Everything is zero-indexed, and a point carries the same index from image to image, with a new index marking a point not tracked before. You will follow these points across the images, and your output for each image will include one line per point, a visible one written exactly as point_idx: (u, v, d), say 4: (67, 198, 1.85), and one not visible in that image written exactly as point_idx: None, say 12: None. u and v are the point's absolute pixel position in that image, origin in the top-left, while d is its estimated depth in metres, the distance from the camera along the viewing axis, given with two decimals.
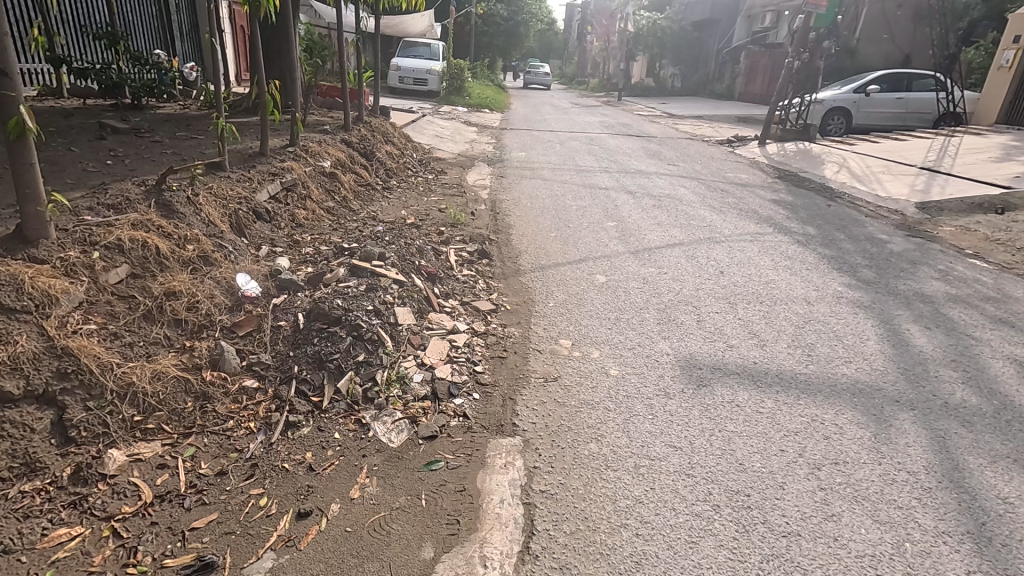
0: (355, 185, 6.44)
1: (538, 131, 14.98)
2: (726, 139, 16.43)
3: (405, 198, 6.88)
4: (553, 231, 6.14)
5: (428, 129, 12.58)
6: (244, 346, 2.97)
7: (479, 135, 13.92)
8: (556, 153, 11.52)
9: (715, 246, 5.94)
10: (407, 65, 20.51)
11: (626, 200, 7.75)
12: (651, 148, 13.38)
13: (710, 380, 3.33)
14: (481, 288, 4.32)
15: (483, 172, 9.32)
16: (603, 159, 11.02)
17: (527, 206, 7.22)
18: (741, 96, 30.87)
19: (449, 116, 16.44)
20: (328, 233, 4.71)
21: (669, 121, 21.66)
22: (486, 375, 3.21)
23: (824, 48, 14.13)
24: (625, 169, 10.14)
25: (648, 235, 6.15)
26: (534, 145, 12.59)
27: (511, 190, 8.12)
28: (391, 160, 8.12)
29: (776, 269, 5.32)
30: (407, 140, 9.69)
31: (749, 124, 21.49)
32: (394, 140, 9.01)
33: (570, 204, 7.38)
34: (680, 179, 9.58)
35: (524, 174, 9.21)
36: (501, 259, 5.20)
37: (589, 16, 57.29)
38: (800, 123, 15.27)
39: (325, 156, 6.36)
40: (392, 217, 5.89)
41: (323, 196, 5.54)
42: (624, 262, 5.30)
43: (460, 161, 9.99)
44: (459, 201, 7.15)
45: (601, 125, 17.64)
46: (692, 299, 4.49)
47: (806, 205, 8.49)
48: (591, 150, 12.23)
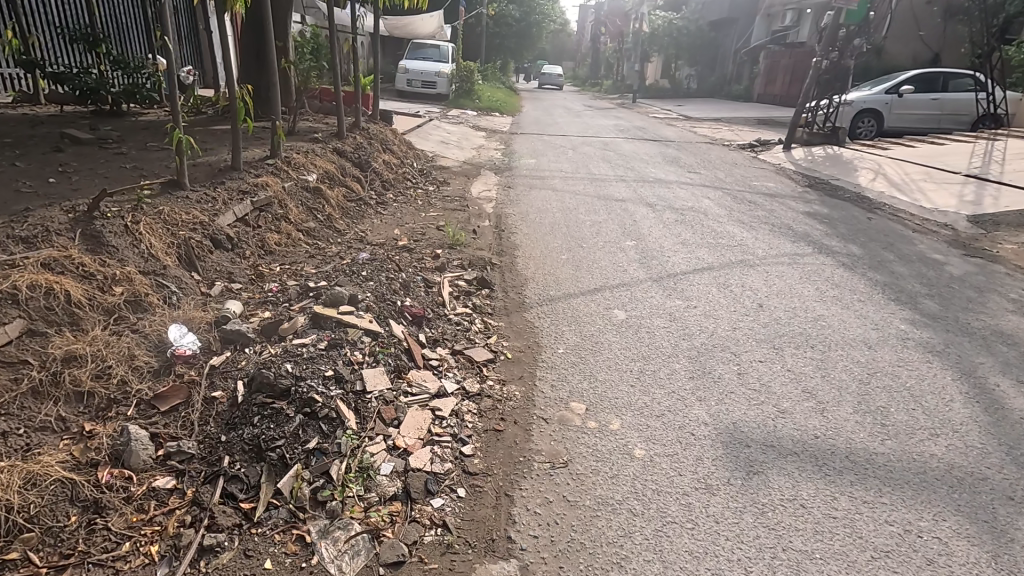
0: (344, 200, 5.80)
1: (550, 136, 14.30)
2: (748, 143, 15.61)
3: (400, 213, 6.23)
4: (564, 253, 5.44)
5: (433, 135, 11.93)
6: (164, 427, 2.31)
7: (487, 140, 13.27)
8: (568, 160, 10.81)
9: (748, 270, 5.20)
10: (415, 67, 19.95)
11: (644, 215, 7.04)
12: (668, 153, 12.64)
13: (761, 464, 2.61)
14: (476, 331, 3.64)
15: (489, 182, 8.65)
16: (618, 166, 10.31)
17: (536, 222, 6.53)
18: (761, 98, 29.97)
19: (457, 120, 15.81)
20: (302, 263, 4.06)
21: (686, 124, 20.87)
22: (476, 459, 2.53)
23: (855, 47, 13.24)
24: (642, 177, 9.42)
25: (673, 257, 5.43)
26: (545, 151, 11.90)
27: (519, 202, 7.44)
28: (388, 170, 7.47)
29: (823, 301, 4.57)
30: (409, 147, 9.05)
31: (770, 126, 20.59)
32: (393, 148, 8.37)
33: (582, 219, 6.68)
34: (703, 189, 8.83)
35: (533, 184, 8.52)
36: (503, 289, 4.51)
37: (603, 17, 56.46)
38: (828, 126, 14.40)
39: (311, 169, 5.72)
40: (382, 238, 5.23)
41: (302, 215, 4.90)
42: (645, 292, 4.59)
43: (465, 169, 9.33)
44: (460, 217, 6.48)
45: (616, 129, 16.90)
46: (728, 343, 3.78)
47: (844, 219, 7.71)
48: (606, 156, 11.49)
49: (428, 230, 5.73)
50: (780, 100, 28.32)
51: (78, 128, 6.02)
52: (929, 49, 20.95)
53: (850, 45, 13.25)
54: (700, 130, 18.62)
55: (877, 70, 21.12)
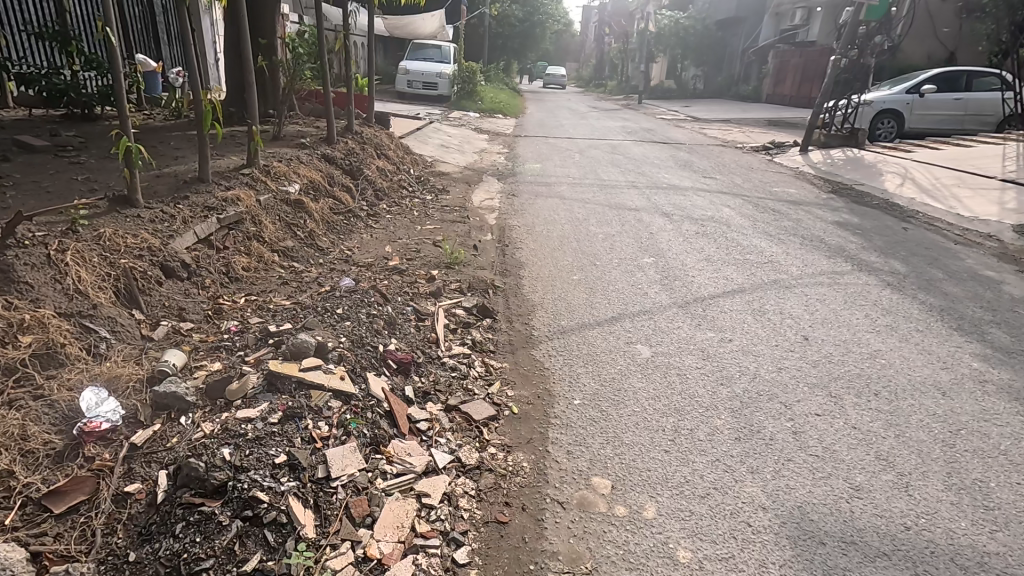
0: (329, 214, 5.21)
1: (555, 138, 13.73)
2: (762, 145, 14.99)
3: (392, 227, 5.65)
4: (575, 273, 4.85)
5: (432, 138, 11.35)
6: (53, 543, 1.72)
7: (490, 143, 12.72)
8: (575, 165, 10.23)
9: (785, 293, 4.60)
10: (416, 68, 19.42)
11: (660, 226, 6.44)
12: (680, 156, 12.05)
13: (843, 572, 2.01)
14: (475, 378, 3.04)
15: (492, 189, 8.06)
16: (628, 171, 9.71)
17: (544, 236, 5.94)
18: (770, 98, 29.39)
19: (459, 123, 15.25)
20: (272, 293, 3.48)
21: (695, 126, 20.27)
22: (474, 571, 1.92)
23: (876, 44, 12.60)
24: (655, 183, 8.83)
25: (697, 278, 4.84)
26: (551, 155, 11.31)
27: (524, 212, 6.86)
28: (382, 178, 6.89)
29: (877, 332, 3.97)
30: (406, 152, 8.46)
31: (782, 128, 19.97)
32: (389, 153, 7.80)
33: (593, 232, 6.09)
34: (722, 196, 8.23)
35: (539, 192, 7.93)
36: (506, 320, 3.92)
37: (607, 16, 55.86)
38: (846, 128, 13.77)
39: (293, 180, 5.15)
40: (371, 257, 4.64)
41: (279, 233, 4.32)
42: (671, 322, 3.99)
43: (466, 175, 8.75)
44: (459, 230, 5.89)
45: (624, 131, 16.33)
46: (774, 389, 3.18)
47: (877, 229, 7.10)
48: (615, 160, 10.90)
49: (424, 247, 5.15)
50: (789, 100, 27.71)
51: (38, 134, 5.47)
52: (945, 47, 20.28)
53: (870, 43, 12.60)
54: (709, 132, 18.03)
55: (891, 69, 20.46)
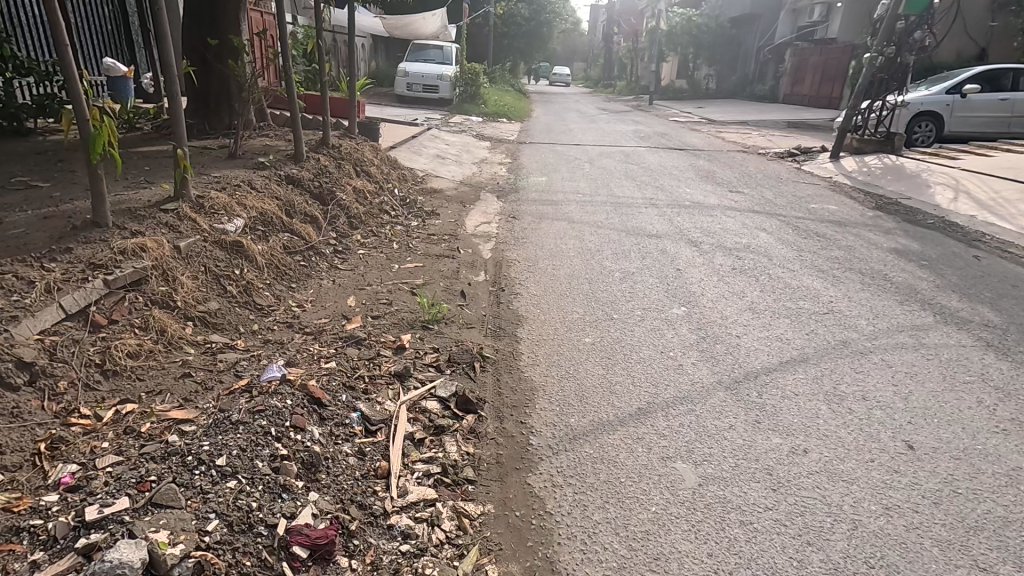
0: (282, 256, 4.21)
1: (563, 145, 12.72)
2: (787, 151, 13.87)
3: (365, 267, 4.65)
4: (588, 335, 3.81)
5: (428, 148, 10.33)
6: None
7: (492, 151, 11.70)
8: (586, 177, 9.18)
9: (861, 364, 3.53)
10: (416, 70, 18.48)
11: (688, 259, 5.38)
12: (699, 165, 11.00)
13: None
14: (440, 548, 2.02)
15: (490, 210, 7.02)
16: (645, 186, 8.66)
17: (549, 275, 4.89)
18: (788, 98, 28.17)
19: (460, 129, 14.24)
20: (158, 397, 2.46)
21: (711, 129, 19.16)
22: None
23: (916, 41, 11.39)
24: (676, 200, 7.76)
25: (745, 342, 3.78)
26: (557, 166, 10.26)
27: (525, 240, 5.83)
28: (358, 202, 5.88)
29: (1003, 432, 2.89)
30: (392, 169, 7.45)
31: (805, 130, 18.81)
32: (371, 169, 6.80)
33: (609, 269, 5.03)
34: (755, 216, 7.17)
35: (543, 214, 6.88)
36: (496, 417, 2.88)
37: (617, 15, 54.69)
38: (881, 132, 12.60)
39: (236, 215, 4.16)
40: (325, 317, 3.63)
41: (201, 290, 3.32)
42: (719, 418, 2.93)
43: (462, 193, 7.73)
44: (447, 269, 4.86)
45: (636, 136, 15.32)
46: (888, 554, 2.13)
47: (945, 257, 6.00)
48: (628, 172, 9.83)
49: (398, 297, 4.13)
50: (809, 100, 26.43)
51: None
52: (977, 43, 18.91)
53: (909, 40, 11.41)
54: (727, 136, 16.89)
55: (921, 66, 19.15)
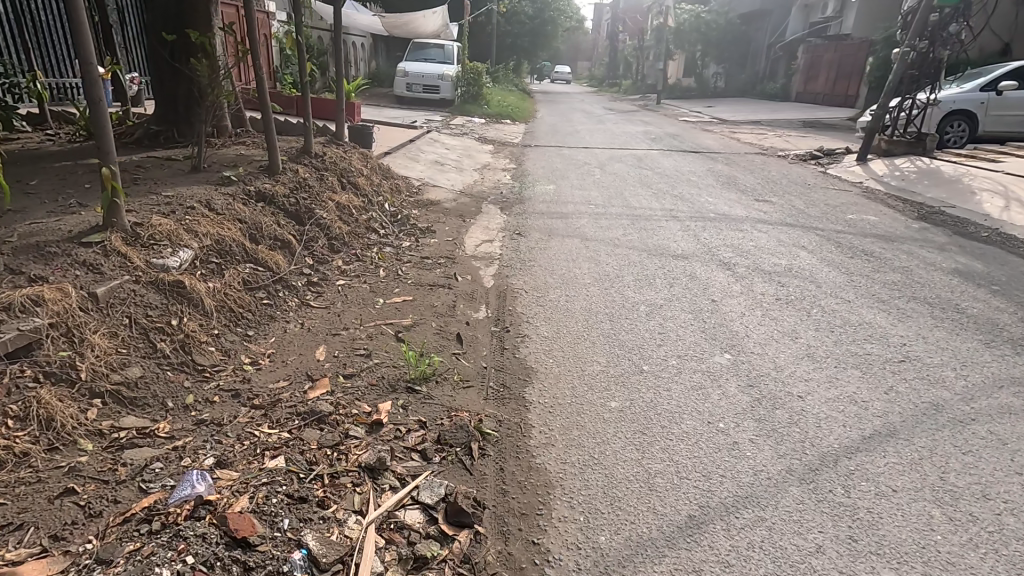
0: (240, 295, 3.47)
1: (570, 149, 11.97)
2: (809, 152, 13.07)
3: (344, 302, 3.91)
4: (615, 397, 3.05)
5: (426, 154, 9.60)
6: None
7: (495, 156, 10.96)
8: (597, 185, 8.41)
9: (964, 439, 2.76)
10: (415, 70, 17.78)
11: (722, 287, 4.63)
12: (717, 169, 10.25)
13: None
14: None
15: (492, 225, 6.27)
16: (663, 194, 7.90)
17: (563, 309, 4.14)
18: (802, 97, 27.31)
19: (461, 131, 13.50)
20: (15, 534, 1.74)
21: (724, 129, 18.36)
22: None
23: (951, 34, 10.58)
24: (699, 211, 7.01)
25: (811, 405, 3.02)
26: (566, 172, 9.49)
27: (532, 263, 5.08)
28: (341, 220, 5.14)
29: None
30: (384, 179, 6.71)
31: (823, 131, 17.97)
32: (359, 180, 6.07)
33: (633, 301, 4.28)
34: (790, 230, 6.40)
35: (551, 229, 6.13)
36: (498, 535, 2.14)
37: (622, 12, 53.80)
38: (912, 132, 11.76)
39: (182, 244, 3.43)
40: (284, 380, 2.89)
41: (120, 350, 2.59)
42: (801, 533, 2.18)
43: (461, 205, 6.99)
44: (441, 303, 4.12)
45: (646, 137, 14.55)
46: None
47: (1016, 280, 5.20)
48: (642, 179, 9.06)
49: (381, 345, 3.39)
50: (823, 98, 25.56)
51: None
52: (1003, 38, 18.01)
53: (943, 34, 10.61)
54: (742, 137, 16.07)
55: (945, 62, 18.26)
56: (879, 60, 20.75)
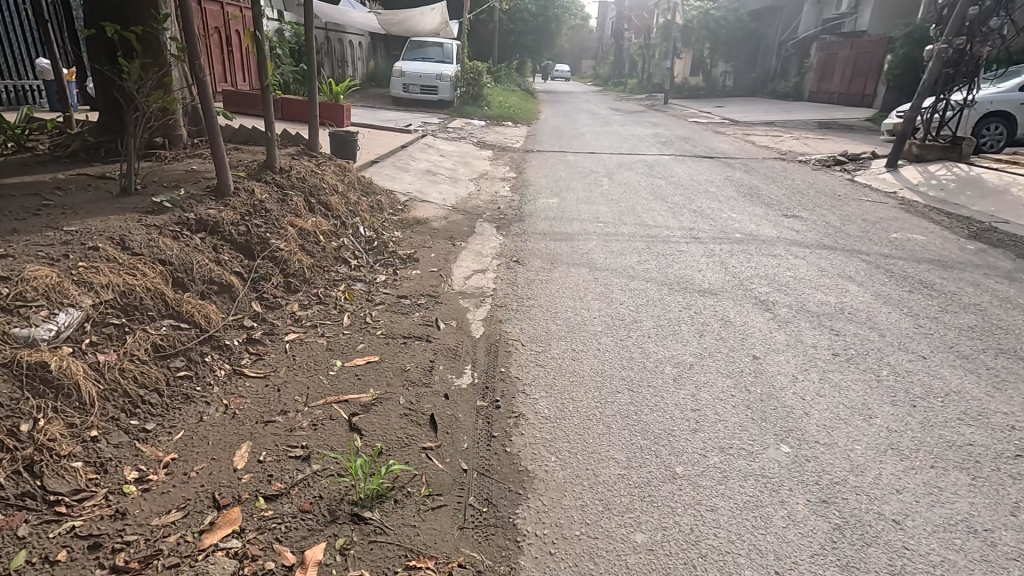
0: (145, 369, 2.64)
1: (576, 155, 11.14)
2: (832, 158, 12.17)
3: (289, 369, 3.07)
4: (643, 527, 2.20)
5: (417, 163, 8.77)
6: None
7: (494, 163, 10.13)
8: (606, 198, 7.57)
9: None
10: (413, 69, 16.97)
11: (763, 336, 3.78)
12: (736, 178, 9.41)
13: None
14: None
15: (486, 250, 5.43)
16: (680, 210, 7.05)
17: (569, 374, 3.28)
18: (815, 96, 26.37)
19: (458, 135, 12.66)
20: None
21: (738, 131, 17.47)
22: None
23: (991, 29, 9.65)
24: (722, 232, 6.16)
25: (914, 539, 2.17)
26: (571, 182, 8.65)
27: (532, 303, 4.25)
28: (303, 250, 4.32)
29: None
30: (362, 196, 5.88)
31: (842, 133, 17.05)
32: (332, 199, 5.25)
33: (655, 361, 3.44)
34: (830, 255, 5.55)
35: (555, 255, 5.29)
36: None
37: (628, 10, 52.81)
38: (946, 136, 10.83)
39: (67, 303, 2.62)
40: (177, 510, 2.06)
41: None
42: None
43: (452, 224, 6.17)
44: (415, 364, 3.26)
45: (656, 141, 13.70)
46: None
47: None
48: (656, 190, 8.21)
49: (325, 440, 2.54)
50: (838, 98, 24.60)
51: None
52: None
53: (984, 27, 9.69)
54: (757, 140, 15.20)
55: None
56: (898, 57, 19.78)
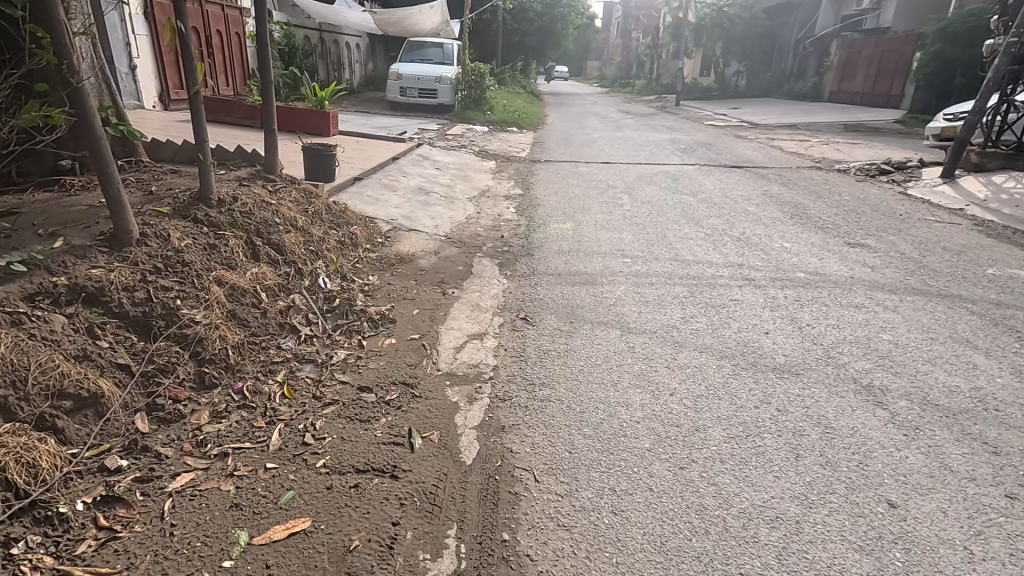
0: None
1: (589, 166, 9.98)
2: (874, 166, 10.93)
3: (154, 559, 1.87)
4: None
5: (408, 179, 7.59)
6: None
7: (498, 176, 8.97)
8: (630, 223, 6.36)
9: None
10: (410, 72, 15.85)
11: (888, 458, 2.58)
12: (774, 192, 8.22)
13: None
14: None
15: (485, 301, 4.24)
16: (720, 239, 5.85)
17: (610, 547, 2.09)
18: (837, 96, 25.09)
19: (458, 143, 11.50)
20: None
21: (761, 135, 16.24)
22: None
23: None
24: (780, 271, 4.96)
25: None
26: (585, 200, 7.45)
27: (546, 394, 3.05)
28: (230, 320, 3.15)
29: None
30: (331, 230, 4.71)
31: (874, 137, 15.78)
32: (285, 239, 4.07)
33: (740, 514, 2.25)
34: (925, 303, 4.34)
35: (573, 309, 4.10)
36: None
37: (635, 10, 51.70)
38: (1009, 142, 9.54)
39: None
40: None
41: None
42: None
43: (445, 262, 4.99)
44: (368, 532, 2.08)
45: (675, 148, 12.50)
46: None
47: None
48: (687, 210, 7.01)
49: None
50: (861, 98, 23.29)
51: None
52: None
53: None
54: (784, 146, 13.97)
55: None
56: (930, 55, 18.45)
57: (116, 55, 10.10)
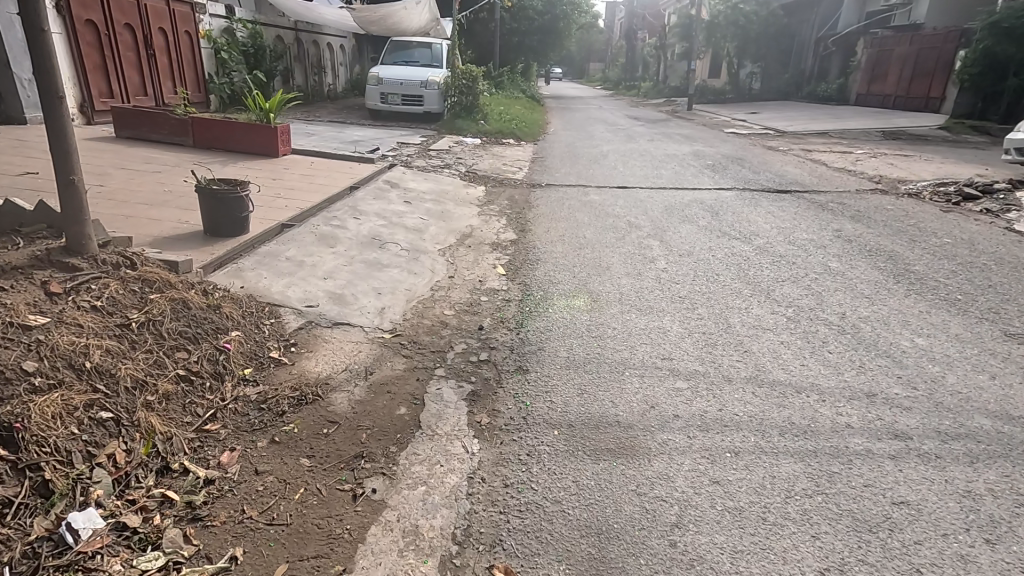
0: None
1: (601, 190, 7.97)
2: (953, 188, 8.85)
3: None
4: None
5: (359, 222, 5.58)
6: None
7: (485, 210, 6.96)
8: (670, 296, 4.34)
9: None
10: (392, 75, 13.86)
11: None
12: (850, 232, 6.19)
13: None
14: None
15: (431, 517, 2.22)
16: (815, 330, 3.82)
17: None
18: (864, 99, 23.08)
19: (441, 162, 9.50)
20: None
21: (793, 145, 14.23)
22: None
23: None
24: (946, 413, 2.91)
25: None
26: (601, 250, 5.44)
27: None
28: None
29: None
30: (172, 357, 2.71)
31: (926, 147, 13.69)
32: (28, 411, 2.08)
33: None
34: None
35: (601, 549, 2.08)
36: None
37: (640, 8, 49.76)
38: None
39: None
40: None
41: None
42: None
43: (376, 395, 2.97)
44: None
45: (701, 164, 10.49)
46: None
47: None
48: (745, 268, 4.99)
49: None
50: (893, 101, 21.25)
51: None
52: None
53: None
54: (827, 160, 11.93)
55: None
56: (979, 53, 16.37)
57: (14, 58, 8.09)
